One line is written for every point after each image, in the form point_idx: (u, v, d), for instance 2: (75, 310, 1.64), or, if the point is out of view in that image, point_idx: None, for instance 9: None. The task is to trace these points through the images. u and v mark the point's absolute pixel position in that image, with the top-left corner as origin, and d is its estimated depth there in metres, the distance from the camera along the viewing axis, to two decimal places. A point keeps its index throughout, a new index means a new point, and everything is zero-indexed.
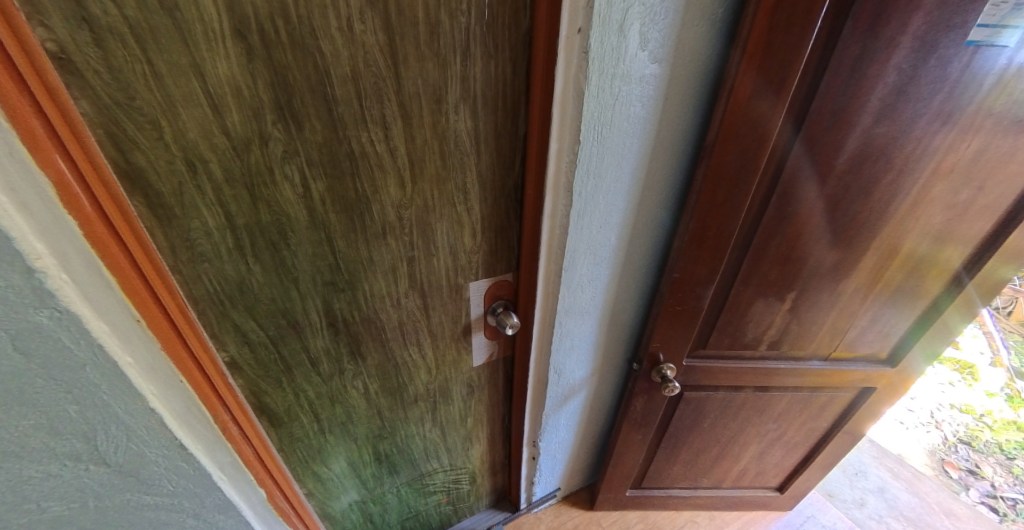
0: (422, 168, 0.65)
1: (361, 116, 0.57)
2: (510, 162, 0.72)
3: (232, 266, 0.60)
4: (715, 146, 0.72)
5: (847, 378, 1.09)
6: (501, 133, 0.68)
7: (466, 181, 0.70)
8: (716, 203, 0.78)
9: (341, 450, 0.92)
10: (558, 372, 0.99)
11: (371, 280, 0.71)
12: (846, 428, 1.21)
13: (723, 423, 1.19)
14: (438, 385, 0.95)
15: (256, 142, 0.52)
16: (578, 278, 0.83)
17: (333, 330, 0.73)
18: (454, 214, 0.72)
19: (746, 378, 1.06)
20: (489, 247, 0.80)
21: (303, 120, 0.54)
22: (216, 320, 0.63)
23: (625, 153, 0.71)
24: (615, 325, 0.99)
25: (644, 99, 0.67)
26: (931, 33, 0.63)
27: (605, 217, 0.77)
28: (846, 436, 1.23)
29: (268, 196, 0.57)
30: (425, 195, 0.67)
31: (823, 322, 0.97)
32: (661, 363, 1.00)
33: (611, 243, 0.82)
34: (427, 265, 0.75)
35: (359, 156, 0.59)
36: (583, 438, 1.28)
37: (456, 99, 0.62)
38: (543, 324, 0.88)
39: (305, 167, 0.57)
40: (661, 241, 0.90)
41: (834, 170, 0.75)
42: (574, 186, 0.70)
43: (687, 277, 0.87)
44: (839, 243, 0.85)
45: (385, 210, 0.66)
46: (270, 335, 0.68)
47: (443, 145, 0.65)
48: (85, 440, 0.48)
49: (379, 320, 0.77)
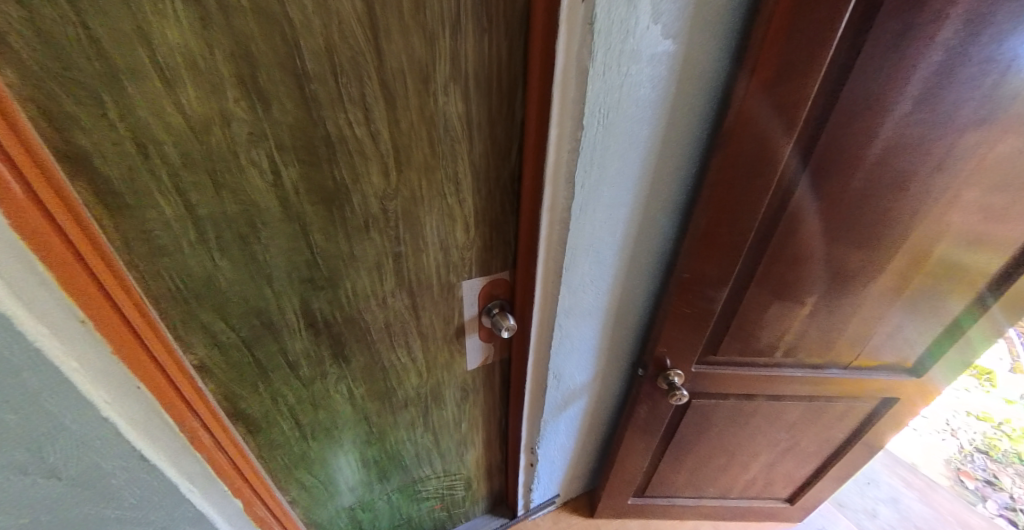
0: (409, 156, 0.59)
1: (337, 96, 0.51)
2: (506, 151, 0.66)
3: (197, 261, 0.54)
4: (732, 134, 0.65)
5: (867, 387, 1.02)
6: (496, 118, 0.62)
7: (458, 171, 0.64)
8: (732, 197, 0.71)
9: (327, 456, 0.87)
10: (558, 377, 0.93)
11: (353, 277, 0.65)
12: (863, 440, 1.14)
13: (733, 432, 1.13)
14: (430, 389, 0.89)
15: (217, 123, 0.47)
16: (579, 277, 0.76)
17: (313, 331, 0.68)
18: (445, 208, 0.66)
19: (759, 385, 0.99)
20: (483, 243, 0.74)
21: (270, 99, 0.48)
22: (182, 320, 0.57)
23: (633, 141, 0.65)
24: (619, 328, 0.93)
25: (655, 80, 0.60)
26: (984, 6, 0.55)
27: (609, 212, 0.71)
28: (863, 446, 1.15)
29: (234, 184, 0.51)
30: (413, 185, 0.61)
31: (845, 328, 0.90)
32: (668, 369, 0.94)
33: (617, 240, 0.75)
34: (415, 262, 0.69)
35: (337, 141, 0.54)
36: (584, 444, 1.22)
37: (446, 80, 0.55)
38: (541, 326, 0.82)
39: (275, 152, 0.51)
40: (671, 239, 0.83)
41: (863, 162, 0.68)
42: (576, 176, 0.63)
43: (698, 278, 0.80)
44: (866, 242, 0.77)
45: (368, 202, 0.60)
46: (244, 336, 0.63)
47: (431, 131, 0.58)
48: (29, 451, 0.42)
49: (363, 320, 0.71)
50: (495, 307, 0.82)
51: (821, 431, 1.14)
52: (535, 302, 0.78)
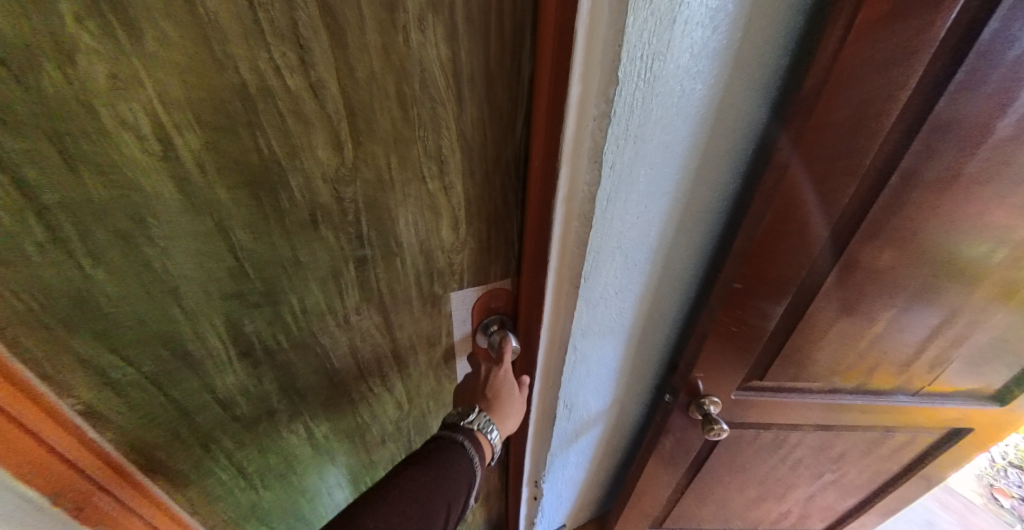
0: (370, 122, 0.42)
1: (254, 23, 0.33)
2: (507, 120, 0.49)
3: (57, 269, 0.36)
4: (818, 95, 0.47)
5: (938, 416, 0.85)
6: (495, 73, 0.45)
7: (442, 145, 0.47)
8: (809, 184, 0.53)
9: (285, 505, 0.70)
10: (570, 406, 0.76)
11: (300, 289, 0.48)
12: (921, 472, 0.98)
13: (770, 463, 0.97)
14: (412, 421, 0.73)
15: (50, 53, 0.29)
16: (601, 287, 0.59)
17: (250, 361, 0.51)
18: (424, 196, 0.49)
19: (809, 414, 0.83)
20: (477, 243, 0.57)
21: (139, 19, 0.30)
22: (47, 354, 0.39)
23: (681, 104, 0.47)
24: (644, 346, 0.76)
25: (717, 14, 0.42)
26: None
27: (643, 202, 0.53)
28: (918, 479, 1.00)
29: (98, 158, 0.33)
30: (378, 164, 0.44)
31: (924, 351, 0.73)
32: (702, 396, 0.77)
33: (650, 239, 0.58)
34: (387, 269, 0.52)
35: (259, 96, 0.36)
36: (595, 473, 1.06)
37: (423, 8, 0.38)
38: (551, 348, 0.65)
39: (160, 109, 0.34)
40: (714, 237, 0.66)
41: (989, 141, 0.51)
42: (604, 152, 0.45)
43: (751, 289, 0.63)
44: (970, 246, 0.60)
45: (314, 187, 0.43)
46: (150, 371, 0.46)
47: (402, 85, 0.41)
48: None
49: (319, 345, 0.54)
50: (490, 324, 0.65)
51: (874, 464, 0.97)
52: (543, 319, 0.61)
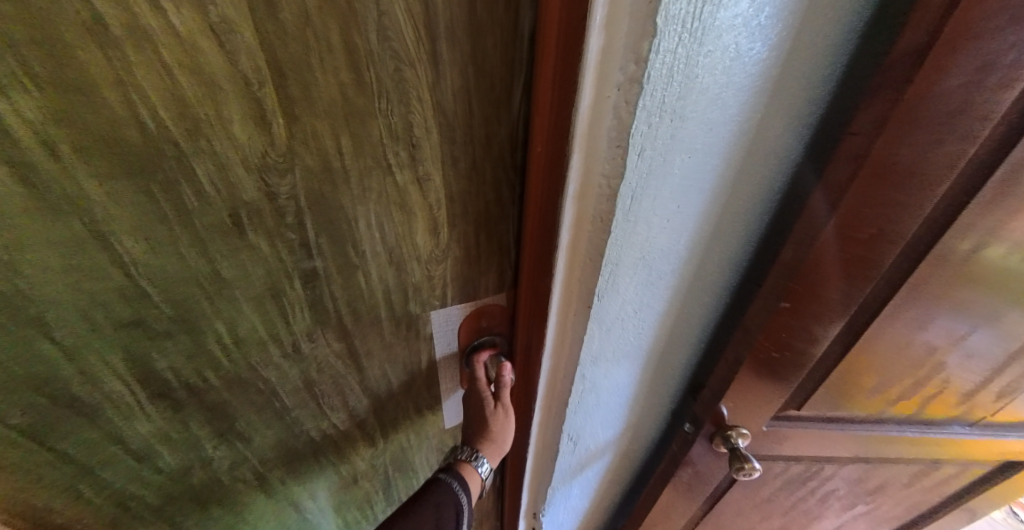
0: (308, 87, 0.30)
1: None
2: (500, 91, 0.37)
3: None
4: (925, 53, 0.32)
5: (994, 447, 0.75)
6: (484, 24, 0.33)
7: (412, 123, 0.35)
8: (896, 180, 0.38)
9: None
10: (575, 439, 0.64)
11: (228, 314, 0.37)
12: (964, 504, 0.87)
13: (798, 495, 0.86)
14: (390, 456, 0.62)
15: None
16: (618, 308, 0.46)
17: (170, 406, 0.39)
18: (389, 191, 0.37)
19: (853, 446, 0.70)
20: (461, 249, 0.46)
21: None
22: None
23: (733, 65, 0.34)
24: (662, 367, 0.64)
25: None
26: None
27: (676, 201, 0.40)
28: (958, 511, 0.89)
29: None
30: (322, 147, 0.32)
31: (996, 380, 0.62)
32: (731, 427, 0.64)
33: (680, 245, 0.45)
34: (347, 285, 0.40)
35: (129, 39, 0.24)
36: (601, 501, 0.95)
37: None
38: (554, 376, 0.53)
39: None
40: (751, 240, 0.53)
41: None
42: (634, 133, 0.32)
43: (800, 311, 0.50)
44: None
45: (233, 177, 0.31)
46: (24, 426, 0.33)
47: (350, 34, 0.29)
48: None
49: (263, 382, 0.42)
50: (478, 347, 0.54)
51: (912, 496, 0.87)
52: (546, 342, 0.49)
